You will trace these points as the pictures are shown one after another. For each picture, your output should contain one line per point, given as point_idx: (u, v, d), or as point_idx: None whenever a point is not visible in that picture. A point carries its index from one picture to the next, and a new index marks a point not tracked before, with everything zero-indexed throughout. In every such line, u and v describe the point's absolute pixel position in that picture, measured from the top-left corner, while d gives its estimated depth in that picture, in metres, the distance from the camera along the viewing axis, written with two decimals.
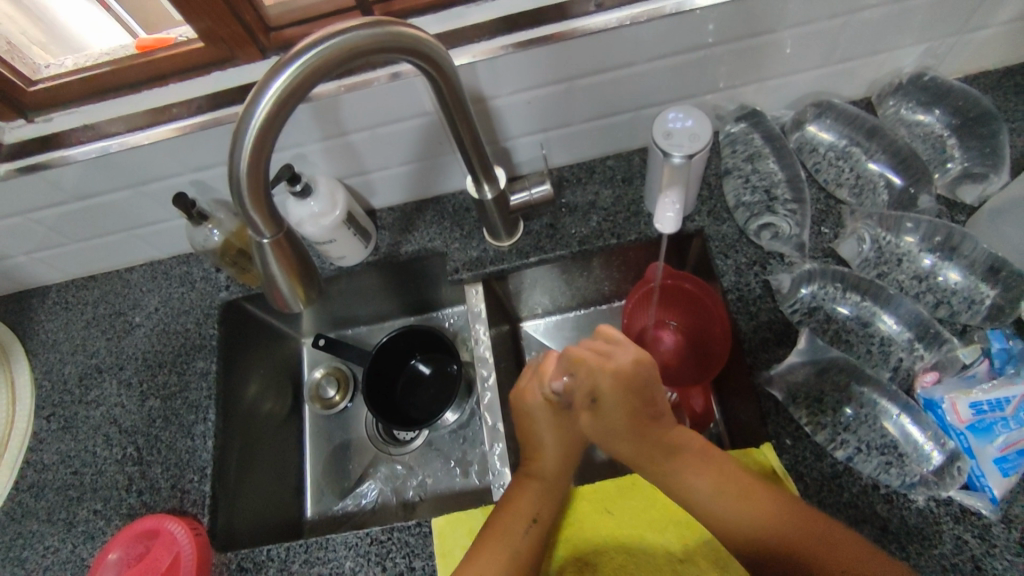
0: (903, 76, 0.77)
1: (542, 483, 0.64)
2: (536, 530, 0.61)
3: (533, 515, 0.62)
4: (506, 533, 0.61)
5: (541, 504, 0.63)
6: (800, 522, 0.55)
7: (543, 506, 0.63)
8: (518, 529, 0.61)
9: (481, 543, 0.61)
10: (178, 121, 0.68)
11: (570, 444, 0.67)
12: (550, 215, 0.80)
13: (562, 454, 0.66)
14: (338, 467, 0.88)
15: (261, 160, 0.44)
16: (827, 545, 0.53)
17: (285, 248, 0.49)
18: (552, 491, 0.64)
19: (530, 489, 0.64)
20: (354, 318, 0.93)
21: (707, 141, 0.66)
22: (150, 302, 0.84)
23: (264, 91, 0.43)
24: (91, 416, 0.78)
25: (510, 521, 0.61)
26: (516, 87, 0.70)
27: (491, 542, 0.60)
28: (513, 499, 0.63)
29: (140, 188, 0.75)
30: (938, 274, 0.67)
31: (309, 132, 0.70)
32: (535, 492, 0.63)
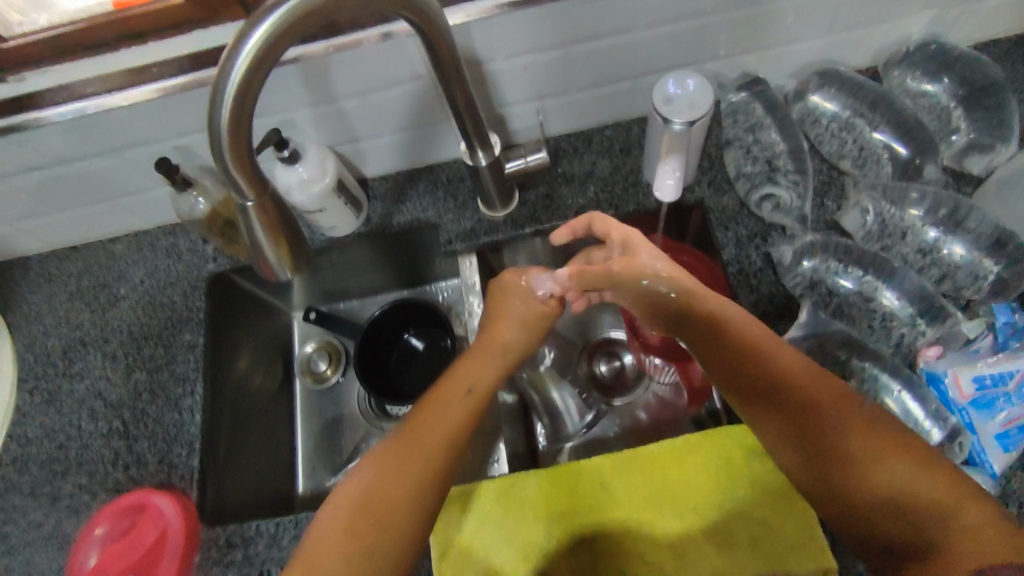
0: (911, 44, 0.74)
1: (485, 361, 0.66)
2: (469, 401, 0.62)
3: (470, 388, 0.63)
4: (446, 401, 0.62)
5: (477, 377, 0.64)
6: (854, 435, 0.55)
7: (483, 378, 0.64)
8: (454, 397, 0.62)
9: (422, 409, 0.62)
10: (159, 82, 0.65)
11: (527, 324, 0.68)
12: (547, 185, 0.78)
13: (519, 341, 0.69)
14: (331, 442, 0.87)
15: (242, 118, 0.42)
16: (936, 514, 0.50)
17: (270, 212, 0.48)
18: (491, 369, 0.66)
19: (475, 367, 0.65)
20: (346, 291, 0.91)
21: (708, 110, 0.64)
22: (134, 274, 0.82)
23: (243, 44, 0.40)
24: (75, 389, 0.76)
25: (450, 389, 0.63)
26: (512, 50, 0.67)
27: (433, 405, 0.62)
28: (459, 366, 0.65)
29: (121, 154, 0.72)
30: (941, 248, 0.66)
31: (297, 96, 0.68)
32: (477, 369, 0.65)
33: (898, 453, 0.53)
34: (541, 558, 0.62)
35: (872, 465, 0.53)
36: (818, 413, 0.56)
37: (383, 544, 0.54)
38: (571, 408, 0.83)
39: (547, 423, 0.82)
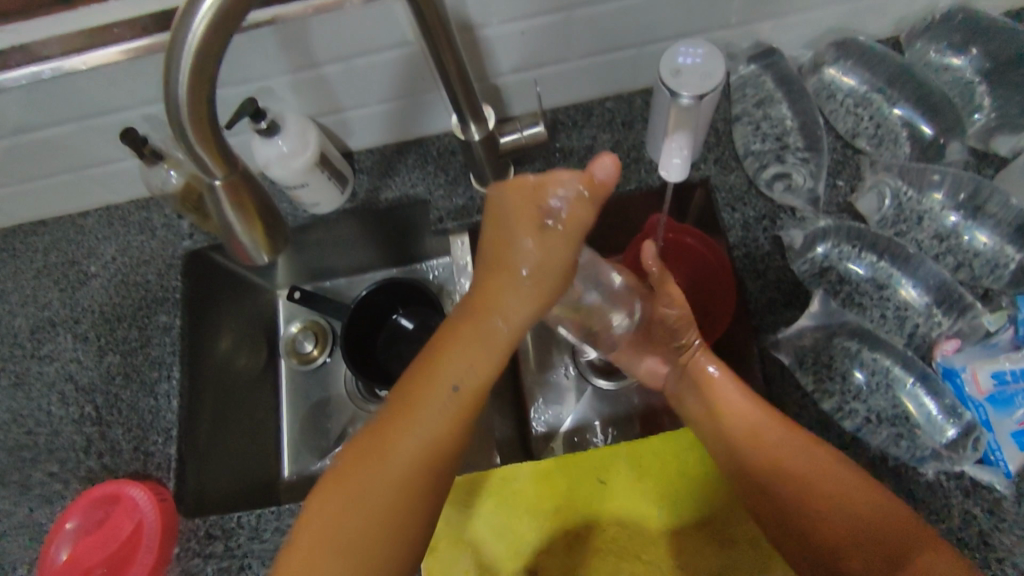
0: (936, 13, 0.69)
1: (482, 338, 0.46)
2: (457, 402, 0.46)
3: (457, 384, 0.46)
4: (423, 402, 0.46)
5: (472, 364, 0.46)
6: (811, 459, 0.53)
7: (475, 367, 0.46)
8: (439, 392, 0.46)
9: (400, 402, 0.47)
10: (123, 44, 0.59)
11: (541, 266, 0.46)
12: (543, 160, 0.73)
13: (527, 291, 0.46)
14: (316, 426, 0.84)
15: (203, 86, 0.37)
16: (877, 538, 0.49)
17: (240, 191, 0.43)
18: (490, 344, 0.46)
19: (462, 350, 0.46)
20: (331, 269, 0.87)
21: (721, 82, 0.59)
22: (105, 251, 0.77)
23: (201, 0, 0.36)
24: (45, 372, 0.73)
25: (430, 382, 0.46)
26: (509, 13, 0.62)
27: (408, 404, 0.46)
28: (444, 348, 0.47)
29: (85, 123, 0.67)
30: (962, 234, 0.63)
31: (274, 61, 0.63)
32: (472, 347, 0.46)
33: (846, 479, 0.52)
34: (531, 553, 0.60)
35: (820, 492, 0.52)
36: (768, 438, 0.55)
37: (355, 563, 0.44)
38: (566, 394, 0.80)
39: (540, 409, 0.79)
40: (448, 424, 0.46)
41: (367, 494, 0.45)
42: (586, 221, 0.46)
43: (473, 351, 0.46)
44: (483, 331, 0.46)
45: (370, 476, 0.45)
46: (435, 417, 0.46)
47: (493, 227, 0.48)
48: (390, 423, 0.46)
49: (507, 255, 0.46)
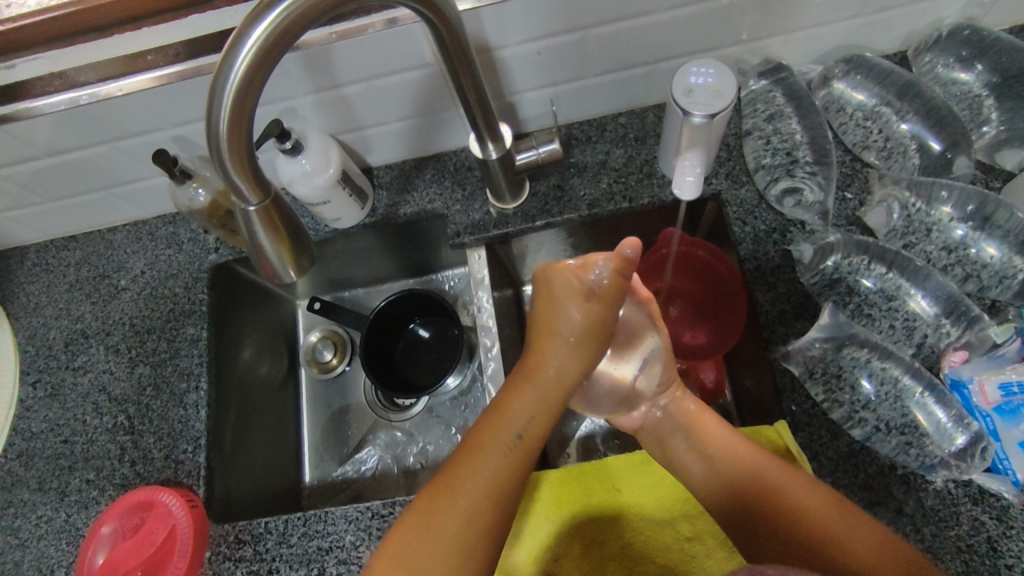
0: (943, 29, 0.71)
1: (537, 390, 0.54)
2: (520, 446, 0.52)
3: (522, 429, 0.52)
4: (490, 449, 0.51)
5: (530, 415, 0.53)
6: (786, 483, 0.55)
7: (537, 416, 0.53)
8: (508, 428, 0.52)
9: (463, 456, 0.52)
10: (156, 70, 0.62)
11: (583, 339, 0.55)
12: (558, 175, 0.75)
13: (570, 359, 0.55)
14: (337, 433, 0.86)
15: (243, 119, 0.39)
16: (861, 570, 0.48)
17: (273, 216, 0.45)
18: (547, 401, 0.54)
19: (523, 398, 0.53)
20: (351, 280, 0.89)
21: (732, 99, 0.61)
22: (135, 265, 0.80)
23: (243, 39, 0.38)
24: (79, 382, 0.75)
25: (499, 422, 0.52)
26: (524, 36, 0.64)
27: (478, 447, 0.51)
28: (502, 406, 0.54)
29: (116, 144, 0.70)
30: (969, 246, 0.64)
31: (298, 83, 0.65)
32: (531, 402, 0.53)
33: (827, 509, 0.51)
34: (552, 559, 0.62)
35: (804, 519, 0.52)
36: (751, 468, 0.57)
37: None
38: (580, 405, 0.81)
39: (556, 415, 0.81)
40: (509, 468, 0.51)
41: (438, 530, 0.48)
42: (615, 296, 0.54)
43: (535, 393, 0.54)
44: (545, 375, 0.54)
45: (443, 515, 0.49)
46: (505, 456, 0.51)
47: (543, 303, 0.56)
48: (455, 474, 0.50)
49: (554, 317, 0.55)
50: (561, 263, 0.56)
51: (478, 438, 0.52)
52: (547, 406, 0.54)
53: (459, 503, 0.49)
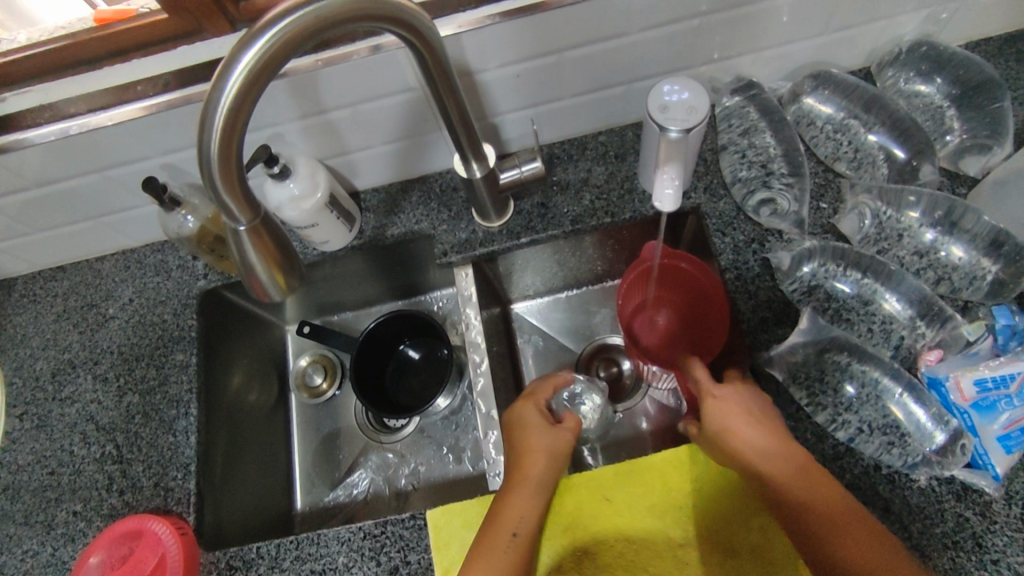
0: (903, 44, 0.75)
1: (541, 458, 0.63)
2: (534, 504, 0.60)
3: (518, 527, 0.58)
4: (491, 550, 0.56)
5: (542, 481, 0.61)
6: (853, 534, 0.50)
7: (542, 483, 0.61)
8: (500, 546, 0.56)
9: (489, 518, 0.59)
10: (145, 100, 0.63)
11: (556, 434, 0.65)
12: (541, 193, 0.77)
13: (552, 453, 0.64)
14: (328, 457, 0.86)
15: (234, 141, 0.40)
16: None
17: (263, 236, 0.46)
18: (548, 467, 0.62)
19: (514, 506, 0.59)
20: (340, 303, 0.90)
21: (706, 115, 0.63)
22: (124, 293, 0.80)
23: (232, 65, 0.39)
24: (66, 413, 0.75)
25: (496, 539, 0.57)
26: (504, 59, 0.66)
27: (478, 562, 0.55)
28: (516, 473, 0.62)
29: (106, 173, 0.71)
30: (940, 249, 0.66)
31: (286, 110, 0.67)
32: (536, 468, 0.62)
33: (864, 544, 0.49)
34: (545, 574, 0.61)
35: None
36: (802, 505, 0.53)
37: None
38: None
39: None
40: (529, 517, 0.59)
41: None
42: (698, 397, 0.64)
43: (526, 504, 0.59)
44: (531, 495, 0.60)
45: None
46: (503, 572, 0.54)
47: (512, 436, 0.66)
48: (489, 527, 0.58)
49: (532, 454, 0.63)
50: (528, 402, 0.69)
51: (486, 533, 0.58)
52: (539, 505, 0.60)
53: None
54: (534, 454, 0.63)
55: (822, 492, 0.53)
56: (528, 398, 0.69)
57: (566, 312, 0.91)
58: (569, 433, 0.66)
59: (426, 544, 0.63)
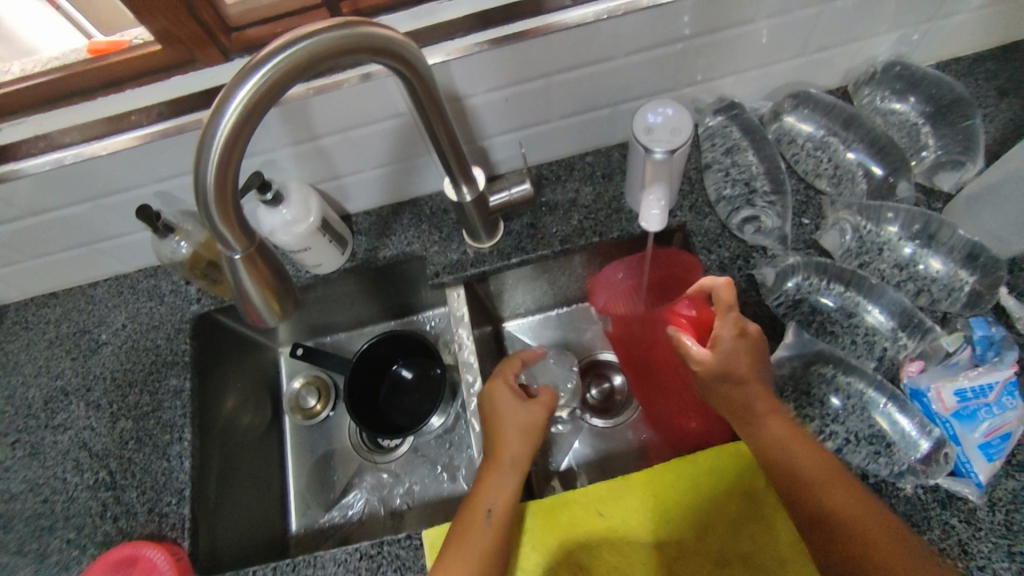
0: (878, 65, 0.77)
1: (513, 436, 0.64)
2: (509, 482, 0.62)
3: (492, 506, 0.60)
4: (469, 534, 0.58)
5: (516, 458, 0.63)
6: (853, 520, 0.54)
7: (517, 460, 0.63)
8: (477, 529, 0.58)
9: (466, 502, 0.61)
10: (139, 129, 0.64)
11: (527, 409, 0.67)
12: (530, 213, 0.78)
13: (525, 428, 0.65)
14: (323, 478, 0.86)
15: (230, 171, 0.41)
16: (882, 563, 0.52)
17: (258, 263, 0.46)
18: (522, 443, 0.64)
19: (489, 489, 0.61)
20: (333, 324, 0.91)
21: (689, 136, 0.65)
22: (117, 318, 0.81)
23: (228, 99, 0.40)
24: (58, 440, 0.75)
25: (473, 527, 0.59)
26: (492, 85, 0.68)
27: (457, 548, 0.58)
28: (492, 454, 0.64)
29: (99, 201, 0.71)
30: (919, 262, 0.68)
31: (278, 136, 0.68)
32: (510, 446, 0.64)
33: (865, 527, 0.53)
34: None
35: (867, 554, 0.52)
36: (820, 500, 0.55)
37: None
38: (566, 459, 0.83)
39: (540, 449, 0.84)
40: (505, 496, 0.61)
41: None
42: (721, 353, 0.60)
43: (500, 485, 0.61)
44: (507, 475, 0.62)
45: None
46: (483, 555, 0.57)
47: (486, 414, 0.67)
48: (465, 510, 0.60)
49: (508, 436, 0.64)
50: (499, 377, 0.69)
51: (463, 517, 0.60)
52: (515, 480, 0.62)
53: None
54: (507, 433, 0.65)
55: (845, 489, 0.55)
56: (499, 375, 0.69)
57: (558, 329, 0.92)
58: (542, 405, 0.67)
59: (422, 564, 0.63)
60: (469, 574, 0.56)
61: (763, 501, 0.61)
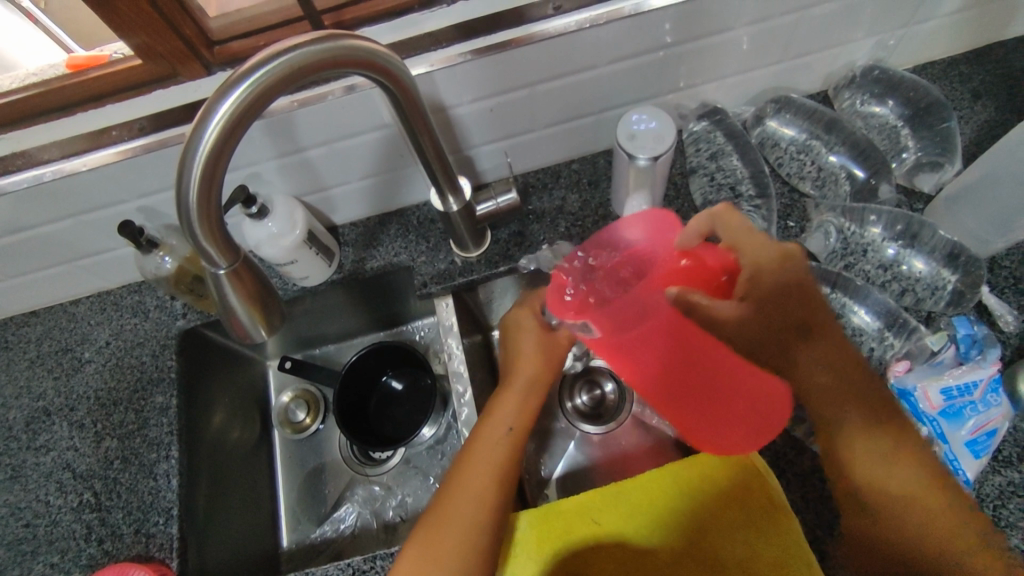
0: (856, 69, 0.78)
1: (534, 362, 0.69)
2: (527, 406, 0.67)
3: (509, 425, 0.65)
4: (487, 446, 0.63)
5: (533, 385, 0.68)
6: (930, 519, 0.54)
7: (533, 387, 0.68)
8: (493, 443, 0.64)
9: (483, 421, 0.66)
10: (120, 145, 0.64)
11: (549, 338, 0.70)
12: (518, 222, 0.78)
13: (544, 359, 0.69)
14: (315, 492, 0.85)
15: (213, 187, 0.41)
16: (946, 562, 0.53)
17: (243, 278, 0.46)
18: (541, 371, 0.69)
19: (507, 407, 0.66)
20: (321, 337, 0.90)
21: (672, 142, 0.65)
22: (100, 336, 0.80)
23: (209, 115, 0.39)
24: (40, 462, 0.73)
25: (490, 442, 0.64)
26: (477, 95, 0.68)
27: (475, 460, 0.63)
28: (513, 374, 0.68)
29: (81, 218, 0.70)
30: (902, 263, 0.69)
31: (262, 150, 0.67)
32: (529, 372, 0.68)
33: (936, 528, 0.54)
34: None
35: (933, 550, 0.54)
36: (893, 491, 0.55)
37: (473, 519, 0.59)
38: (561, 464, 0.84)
39: (533, 457, 0.83)
40: (522, 417, 0.66)
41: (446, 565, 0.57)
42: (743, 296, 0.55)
43: (518, 405, 0.66)
44: (525, 387, 0.68)
45: (466, 500, 0.60)
46: (500, 455, 0.63)
47: (510, 336, 0.72)
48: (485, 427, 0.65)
49: (527, 360, 0.69)
50: (524, 308, 0.72)
51: (481, 435, 0.65)
52: (529, 404, 0.67)
53: (457, 518, 0.59)
54: (527, 359, 0.69)
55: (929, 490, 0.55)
56: (525, 304, 0.72)
57: None
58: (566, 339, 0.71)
59: None
60: (486, 484, 0.61)
61: (755, 503, 0.59)
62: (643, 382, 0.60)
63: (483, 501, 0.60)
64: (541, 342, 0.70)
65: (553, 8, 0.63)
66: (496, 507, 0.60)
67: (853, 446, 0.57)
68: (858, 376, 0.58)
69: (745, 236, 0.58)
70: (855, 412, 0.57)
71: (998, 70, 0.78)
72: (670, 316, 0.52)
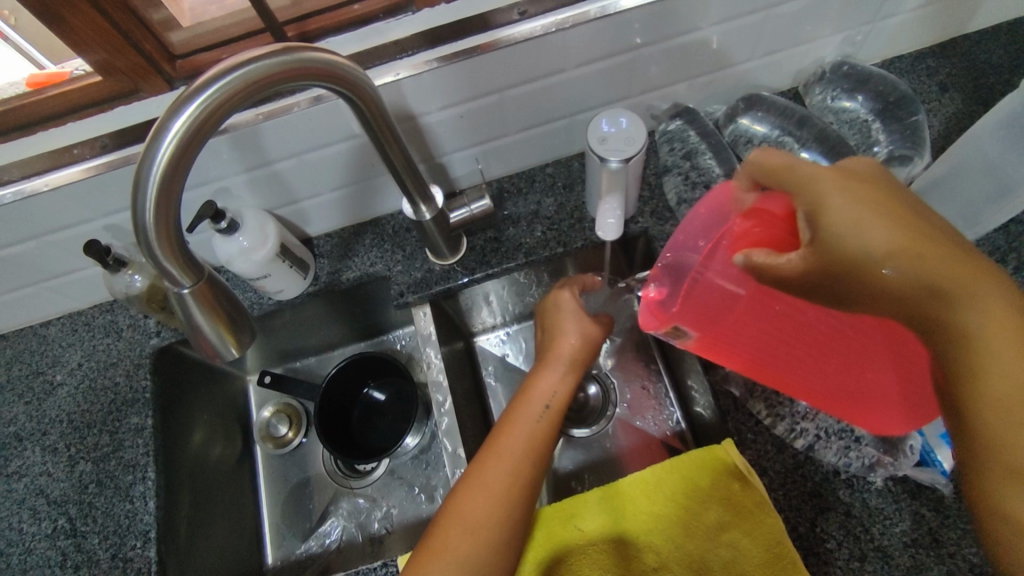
0: (825, 65, 0.79)
1: (575, 341, 0.68)
2: (567, 383, 0.66)
3: (547, 401, 0.64)
4: (524, 416, 0.63)
5: (573, 362, 0.67)
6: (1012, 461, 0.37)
7: (572, 365, 0.67)
8: (529, 416, 0.63)
9: (518, 397, 0.66)
10: (83, 163, 0.63)
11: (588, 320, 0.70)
12: (493, 228, 0.78)
13: (585, 341, 0.68)
14: (298, 508, 0.84)
15: (170, 207, 0.40)
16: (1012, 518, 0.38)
17: (207, 297, 0.45)
18: (583, 349, 0.68)
19: (546, 381, 0.66)
20: (301, 350, 0.89)
21: (643, 144, 0.65)
22: (71, 358, 0.78)
23: (162, 133, 0.39)
24: (13, 489, 0.72)
25: (527, 413, 0.64)
26: (445, 102, 0.68)
27: (509, 427, 0.63)
28: (550, 352, 0.68)
29: (45, 239, 0.69)
30: None
31: (229, 164, 0.67)
32: (569, 350, 0.67)
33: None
34: None
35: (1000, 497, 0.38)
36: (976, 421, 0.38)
37: (501, 481, 0.59)
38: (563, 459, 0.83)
39: None
40: (563, 393, 0.65)
41: (461, 556, 0.55)
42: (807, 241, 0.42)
43: (558, 380, 0.66)
44: (561, 374, 0.66)
45: (497, 462, 0.60)
46: (525, 441, 0.62)
47: (548, 322, 0.71)
48: (523, 398, 0.65)
49: (568, 336, 0.68)
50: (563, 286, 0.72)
51: (517, 407, 0.64)
52: (569, 382, 0.66)
53: (485, 476, 0.59)
54: (568, 335, 0.68)
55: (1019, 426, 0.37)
56: (567, 283, 0.72)
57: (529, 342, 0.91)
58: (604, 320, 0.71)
59: None
60: (518, 450, 0.61)
61: (745, 499, 0.59)
62: (739, 363, 0.59)
63: (513, 466, 0.60)
64: (581, 320, 0.69)
65: (519, 13, 0.63)
66: (526, 474, 0.60)
67: (979, 412, 0.38)
68: (980, 294, 0.38)
69: (786, 168, 0.45)
70: (982, 351, 0.38)
71: (963, 63, 0.79)
72: (748, 289, 0.53)
